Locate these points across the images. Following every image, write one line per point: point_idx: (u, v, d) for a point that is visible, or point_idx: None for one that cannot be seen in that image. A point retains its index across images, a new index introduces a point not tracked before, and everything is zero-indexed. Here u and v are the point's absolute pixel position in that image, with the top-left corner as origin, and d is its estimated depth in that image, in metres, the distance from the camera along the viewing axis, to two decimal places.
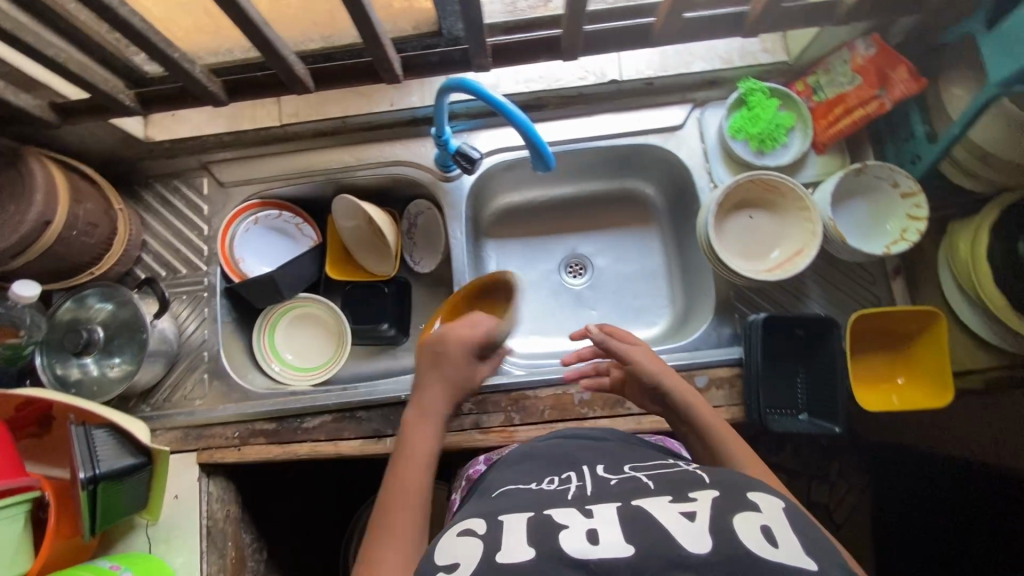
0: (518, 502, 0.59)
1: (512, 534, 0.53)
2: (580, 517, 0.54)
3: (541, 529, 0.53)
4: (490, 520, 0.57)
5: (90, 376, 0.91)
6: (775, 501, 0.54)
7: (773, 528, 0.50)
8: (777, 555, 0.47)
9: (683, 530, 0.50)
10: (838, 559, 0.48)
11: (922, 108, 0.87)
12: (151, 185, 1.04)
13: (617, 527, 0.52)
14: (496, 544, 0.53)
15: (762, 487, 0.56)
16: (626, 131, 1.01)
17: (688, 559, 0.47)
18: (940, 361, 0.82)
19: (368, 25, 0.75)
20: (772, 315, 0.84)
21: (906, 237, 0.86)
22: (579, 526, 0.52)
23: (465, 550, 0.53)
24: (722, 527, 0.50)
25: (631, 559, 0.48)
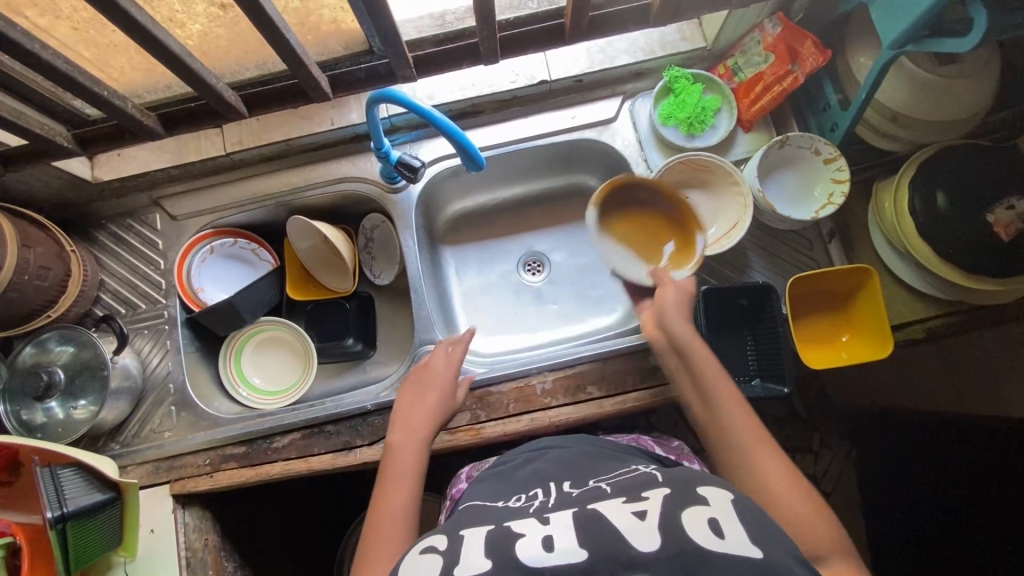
0: (480, 518, 0.60)
1: (470, 547, 0.54)
2: (537, 525, 0.56)
3: (499, 541, 0.54)
4: (451, 536, 0.58)
5: (55, 419, 0.91)
6: (725, 492, 0.56)
7: (721, 521, 0.52)
8: (722, 547, 0.49)
9: (633, 528, 0.52)
10: (788, 547, 0.50)
11: (832, 78, 0.91)
12: (104, 226, 1.06)
13: (571, 531, 0.54)
14: (453, 556, 0.54)
15: (711, 479, 0.58)
16: (562, 128, 1.05)
17: (637, 558, 0.49)
18: (878, 314, 0.85)
19: (293, 50, 0.78)
20: (716, 286, 0.87)
21: (832, 200, 0.90)
22: (534, 534, 0.54)
23: (426, 567, 0.54)
24: (672, 522, 0.52)
25: (584, 564, 0.50)
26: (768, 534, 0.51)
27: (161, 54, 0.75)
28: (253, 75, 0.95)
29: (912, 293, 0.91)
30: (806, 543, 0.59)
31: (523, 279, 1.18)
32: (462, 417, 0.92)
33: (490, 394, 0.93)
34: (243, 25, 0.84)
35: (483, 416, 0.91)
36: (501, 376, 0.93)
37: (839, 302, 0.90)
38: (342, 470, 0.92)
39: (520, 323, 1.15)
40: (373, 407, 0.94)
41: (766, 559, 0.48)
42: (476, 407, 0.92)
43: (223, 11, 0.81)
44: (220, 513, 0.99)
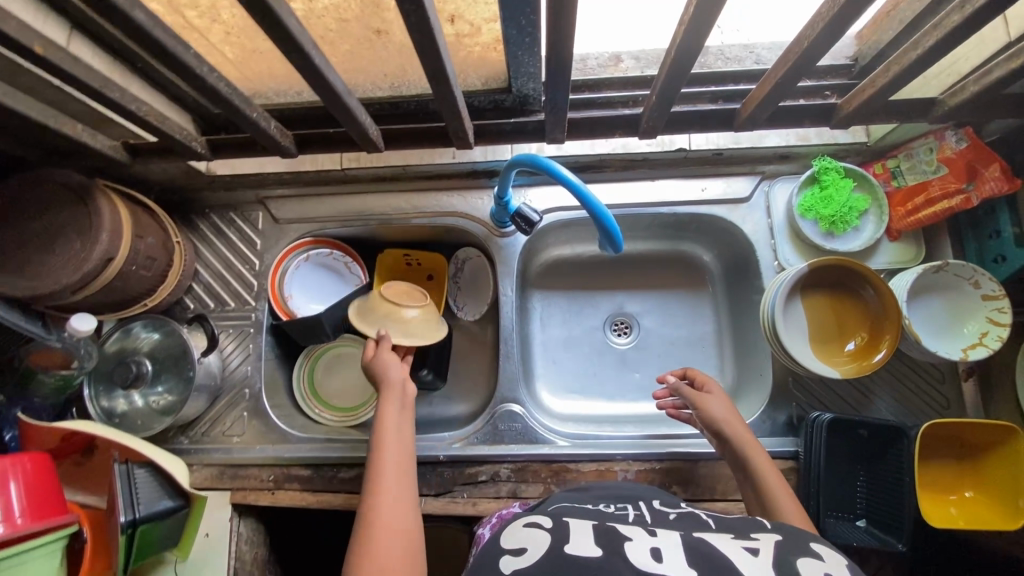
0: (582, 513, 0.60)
1: (578, 536, 0.54)
2: (643, 535, 0.55)
3: (605, 535, 0.54)
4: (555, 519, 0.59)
5: (134, 409, 0.92)
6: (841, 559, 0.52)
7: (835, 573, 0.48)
8: None
9: (746, 561, 0.50)
10: None
11: (1011, 208, 0.82)
12: (207, 215, 1.05)
13: (681, 552, 0.51)
14: (562, 536, 0.54)
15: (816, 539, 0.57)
16: (689, 200, 0.98)
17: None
18: (1017, 483, 0.77)
19: (450, 96, 0.73)
20: (839, 415, 0.80)
21: (985, 342, 0.81)
22: (642, 541, 0.53)
23: (533, 538, 0.55)
24: (784, 563, 0.49)
25: None
26: None
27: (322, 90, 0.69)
28: (383, 94, 0.92)
29: None
30: None
31: (609, 341, 1.12)
32: (534, 489, 0.88)
33: (568, 470, 0.88)
34: (392, 51, 0.82)
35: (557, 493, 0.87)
36: (582, 456, 0.88)
37: (968, 453, 0.82)
38: None
39: (598, 386, 1.10)
40: (445, 458, 0.90)
41: None
42: (551, 481, 0.88)
43: (376, 36, 0.78)
44: (269, 523, 0.99)
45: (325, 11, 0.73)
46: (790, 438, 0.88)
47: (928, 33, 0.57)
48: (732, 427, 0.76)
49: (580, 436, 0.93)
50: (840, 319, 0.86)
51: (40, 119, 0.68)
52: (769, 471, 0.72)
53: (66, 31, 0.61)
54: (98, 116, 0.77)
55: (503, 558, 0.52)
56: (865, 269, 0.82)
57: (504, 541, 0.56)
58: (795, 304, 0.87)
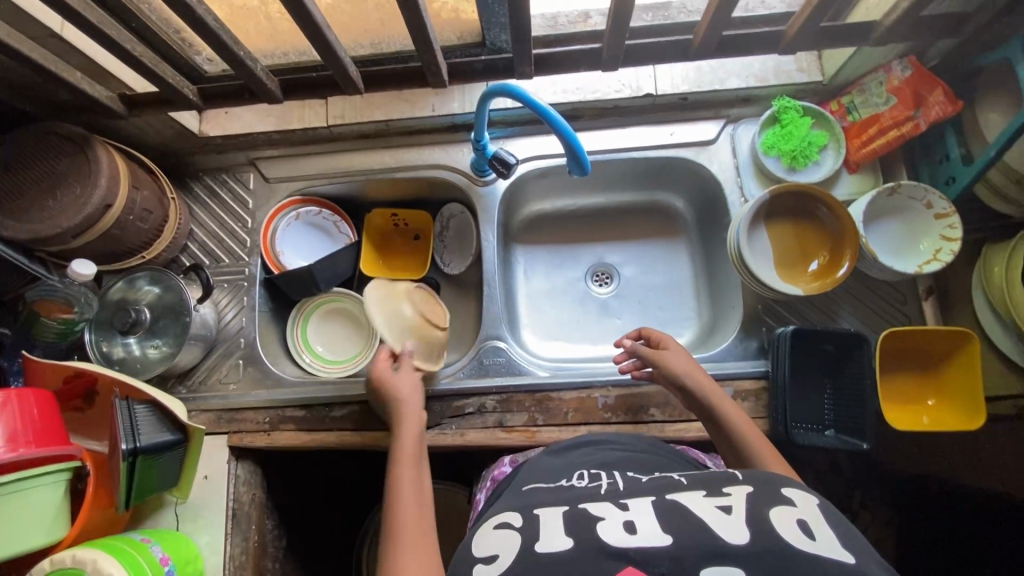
0: (554, 500, 0.64)
1: (548, 526, 0.58)
2: (615, 511, 0.58)
3: (576, 523, 0.57)
4: (525, 514, 0.62)
5: (133, 356, 0.95)
6: (809, 498, 0.57)
7: (809, 522, 0.52)
8: (812, 546, 0.49)
9: (721, 521, 0.53)
10: (876, 557, 0.50)
11: (957, 131, 0.87)
12: (201, 178, 1.10)
13: (653, 518, 0.55)
14: (532, 534, 0.57)
15: (791, 481, 0.60)
16: (658, 144, 1.03)
17: (725, 548, 0.50)
18: (973, 386, 0.81)
19: (423, 34, 0.78)
20: (801, 328, 0.84)
21: (939, 257, 0.86)
22: (614, 518, 0.56)
23: (503, 541, 0.58)
24: (757, 518, 0.53)
25: (670, 548, 0.51)
26: (855, 541, 0.51)
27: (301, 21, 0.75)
28: (365, 53, 0.97)
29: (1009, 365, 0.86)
30: None
31: (591, 290, 1.16)
32: (518, 417, 0.91)
33: (551, 399, 0.92)
34: (370, 3, 0.87)
35: (540, 420, 0.91)
36: (564, 384, 0.92)
37: (932, 364, 0.86)
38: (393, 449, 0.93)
39: (582, 333, 1.14)
40: (434, 392, 0.94)
41: (858, 564, 0.48)
42: (535, 409, 0.92)
43: None
44: (267, 468, 1.02)
45: None
46: (762, 359, 0.91)
47: None
48: (696, 378, 0.80)
49: (562, 368, 0.97)
50: (803, 244, 0.91)
51: (42, 63, 0.73)
52: (738, 417, 0.77)
53: None
54: (96, 67, 0.82)
55: (475, 567, 0.55)
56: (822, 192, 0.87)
57: (478, 547, 0.59)
58: (759, 235, 0.91)
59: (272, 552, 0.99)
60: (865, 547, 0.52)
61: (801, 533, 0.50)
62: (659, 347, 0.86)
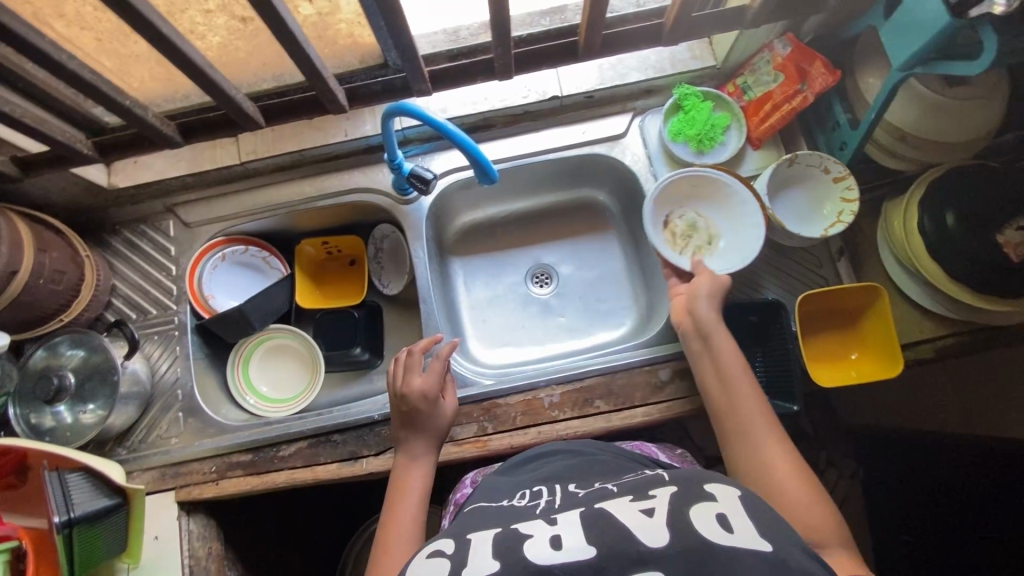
0: (488, 519, 0.64)
1: (477, 549, 0.58)
2: (544, 526, 0.60)
3: (506, 544, 0.58)
4: (458, 539, 0.62)
5: (63, 424, 0.91)
6: (730, 489, 0.59)
7: (728, 516, 0.55)
8: (729, 540, 0.53)
9: (642, 526, 0.56)
10: (796, 538, 0.54)
11: (841, 98, 0.92)
12: (118, 232, 1.07)
13: (579, 530, 0.58)
14: (464, 558, 0.57)
15: (715, 475, 0.62)
16: (573, 143, 1.05)
17: (646, 554, 0.53)
18: (888, 334, 0.86)
19: (312, 61, 0.79)
20: (727, 303, 0.88)
21: (841, 219, 0.90)
22: (542, 534, 0.58)
23: (436, 567, 0.58)
24: (677, 518, 0.56)
25: (592, 561, 0.54)
26: (773, 527, 0.55)
27: (183, 62, 0.75)
28: (268, 86, 0.97)
29: (920, 311, 0.91)
30: (807, 532, 0.63)
31: (531, 292, 1.18)
32: (468, 429, 0.92)
33: (498, 405, 0.93)
34: (262, 38, 0.87)
35: (490, 428, 0.91)
36: (508, 389, 0.93)
37: (849, 319, 0.91)
38: (347, 480, 0.92)
39: (528, 335, 1.15)
40: (380, 417, 0.94)
41: (775, 550, 0.52)
42: (483, 419, 0.92)
43: (243, 25, 0.83)
44: (221, 519, 0.99)
45: (186, 5, 0.78)
46: None
47: None
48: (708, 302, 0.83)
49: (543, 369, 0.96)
50: (714, 224, 0.96)
51: None
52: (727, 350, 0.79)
53: None
54: None
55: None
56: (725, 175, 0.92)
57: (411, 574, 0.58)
58: (698, 206, 0.97)
59: None
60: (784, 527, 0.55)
61: (718, 529, 0.53)
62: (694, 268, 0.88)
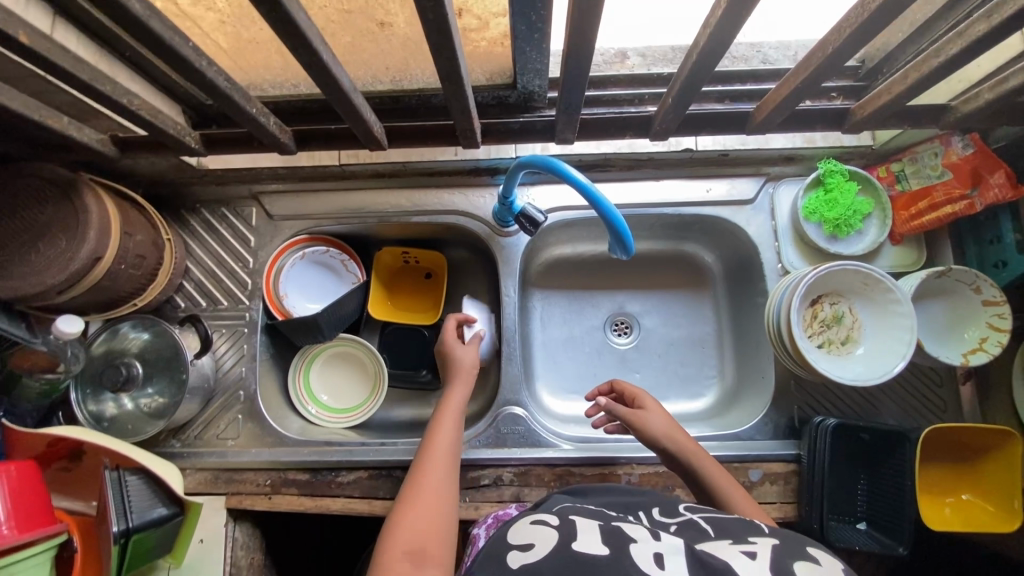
0: (588, 513, 0.62)
1: (584, 533, 0.56)
2: (648, 537, 0.56)
3: (612, 534, 0.56)
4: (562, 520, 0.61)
5: (124, 412, 0.89)
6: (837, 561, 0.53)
7: None
8: None
9: (743, 563, 0.50)
10: None
11: (1014, 215, 0.82)
12: (197, 211, 1.01)
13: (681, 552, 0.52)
14: (569, 533, 0.56)
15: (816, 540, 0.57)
16: (693, 201, 0.97)
17: None
18: (1012, 488, 0.78)
19: (456, 91, 0.70)
20: (844, 421, 0.80)
21: (985, 347, 0.82)
22: (645, 544, 0.54)
23: (540, 536, 0.57)
24: (782, 568, 0.49)
25: None
26: None
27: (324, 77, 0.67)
28: (384, 88, 0.88)
29: None
30: None
31: (610, 341, 1.11)
32: (537, 492, 0.87)
33: (571, 474, 0.88)
34: (393, 43, 0.79)
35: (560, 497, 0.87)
36: (585, 459, 0.88)
37: (969, 457, 0.83)
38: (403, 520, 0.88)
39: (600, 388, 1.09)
40: None
41: None
42: (554, 485, 0.87)
43: (379, 29, 0.76)
44: (265, 527, 0.97)
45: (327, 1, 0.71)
46: (793, 441, 0.88)
47: (949, 41, 0.56)
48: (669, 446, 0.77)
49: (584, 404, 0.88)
50: (851, 327, 0.86)
51: (25, 112, 0.63)
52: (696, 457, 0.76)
53: (48, 21, 0.59)
54: (83, 106, 0.72)
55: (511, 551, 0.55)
56: (876, 278, 0.82)
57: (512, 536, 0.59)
58: (854, 302, 0.86)
59: None
60: None
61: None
62: (635, 406, 0.83)
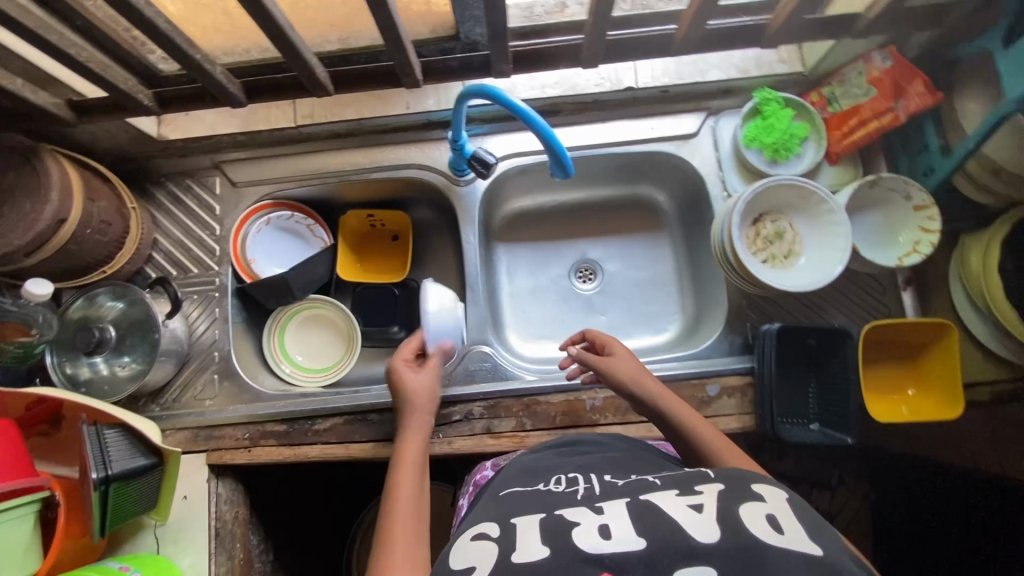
0: (529, 505, 0.62)
1: (524, 535, 0.56)
2: (590, 514, 0.57)
3: (554, 527, 0.56)
4: (503, 523, 0.60)
5: (101, 376, 0.91)
6: (778, 492, 0.56)
7: (778, 517, 0.52)
8: (782, 541, 0.49)
9: (691, 521, 0.52)
10: (841, 547, 0.51)
11: (937, 121, 0.87)
12: (163, 184, 1.04)
13: (626, 521, 0.54)
14: (509, 544, 0.55)
15: (760, 477, 0.59)
16: (640, 139, 1.01)
17: (698, 548, 0.49)
18: (951, 376, 0.83)
19: (391, 30, 0.73)
20: (786, 324, 0.84)
21: (918, 250, 0.86)
22: (590, 522, 0.55)
23: (480, 553, 0.56)
24: (728, 516, 0.52)
25: (643, 552, 0.50)
26: (824, 534, 0.52)
27: (261, 20, 0.70)
28: (333, 48, 0.89)
29: (981, 350, 0.89)
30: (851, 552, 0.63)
31: (575, 287, 1.15)
32: (506, 423, 0.90)
33: (538, 403, 0.91)
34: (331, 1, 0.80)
35: (529, 425, 0.90)
36: (550, 387, 0.92)
37: (912, 356, 0.88)
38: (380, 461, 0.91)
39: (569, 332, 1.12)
40: None
41: (827, 555, 0.48)
42: (523, 414, 0.90)
43: None
44: (249, 484, 0.99)
45: None
46: (747, 355, 0.92)
47: None
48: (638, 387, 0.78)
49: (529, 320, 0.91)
50: (793, 241, 0.90)
51: None
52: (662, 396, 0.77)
53: None
54: (36, 70, 0.75)
55: None
56: (813, 190, 0.85)
57: (455, 558, 0.57)
58: (794, 217, 0.91)
59: (260, 568, 0.97)
60: (830, 534, 0.52)
61: (769, 529, 0.50)
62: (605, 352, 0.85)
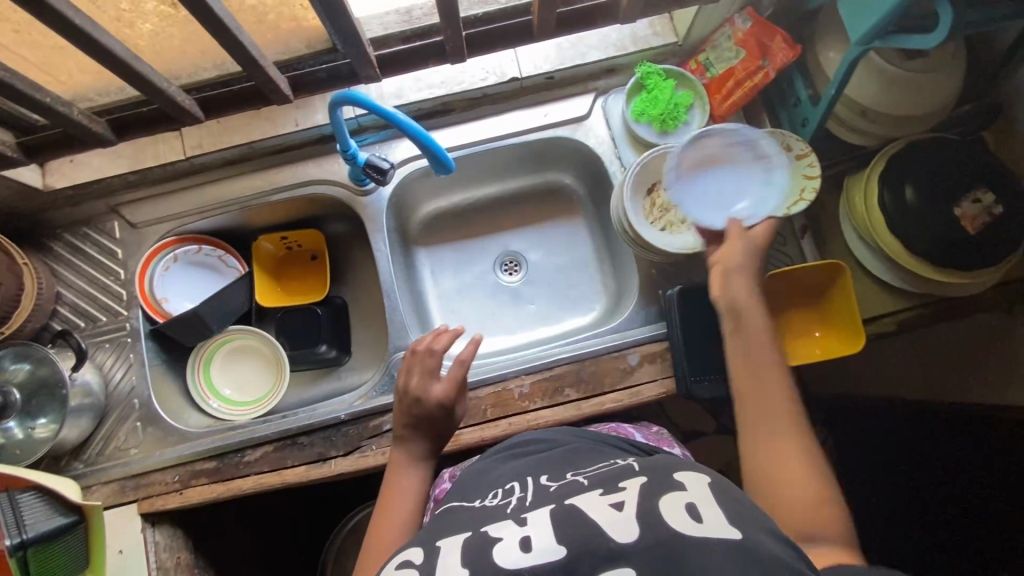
0: (455, 523, 0.56)
1: (445, 561, 0.51)
2: (513, 526, 0.52)
3: (477, 549, 0.51)
4: (428, 547, 0.54)
5: (13, 441, 0.86)
6: (700, 476, 0.54)
7: (697, 505, 0.50)
8: (700, 530, 0.47)
9: (609, 520, 0.49)
10: (766, 527, 0.49)
11: (803, 73, 0.91)
12: (60, 236, 1.01)
13: (548, 527, 0.51)
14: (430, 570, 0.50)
15: (684, 463, 0.56)
16: (534, 126, 1.03)
17: (615, 549, 0.47)
18: (849, 312, 0.86)
19: (246, 51, 0.73)
20: (687, 287, 0.90)
21: (804, 197, 0.83)
22: (511, 536, 0.51)
23: None
24: (648, 510, 0.49)
25: (563, 560, 0.48)
26: (746, 516, 0.49)
27: (104, 57, 0.69)
28: (210, 75, 0.85)
29: (879, 283, 0.93)
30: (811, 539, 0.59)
31: (501, 280, 1.16)
32: None
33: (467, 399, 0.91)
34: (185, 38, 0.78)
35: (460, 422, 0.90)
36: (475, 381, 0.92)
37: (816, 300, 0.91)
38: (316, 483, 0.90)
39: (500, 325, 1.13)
40: (348, 416, 0.92)
41: (744, 538, 0.47)
42: None
43: None
44: (193, 528, 0.96)
45: None
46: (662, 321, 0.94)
47: None
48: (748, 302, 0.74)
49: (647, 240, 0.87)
50: None
51: None
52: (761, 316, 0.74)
53: None
54: None
55: None
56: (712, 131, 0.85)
57: None
58: None
59: None
60: (754, 513, 0.50)
61: (686, 518, 0.48)
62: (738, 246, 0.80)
